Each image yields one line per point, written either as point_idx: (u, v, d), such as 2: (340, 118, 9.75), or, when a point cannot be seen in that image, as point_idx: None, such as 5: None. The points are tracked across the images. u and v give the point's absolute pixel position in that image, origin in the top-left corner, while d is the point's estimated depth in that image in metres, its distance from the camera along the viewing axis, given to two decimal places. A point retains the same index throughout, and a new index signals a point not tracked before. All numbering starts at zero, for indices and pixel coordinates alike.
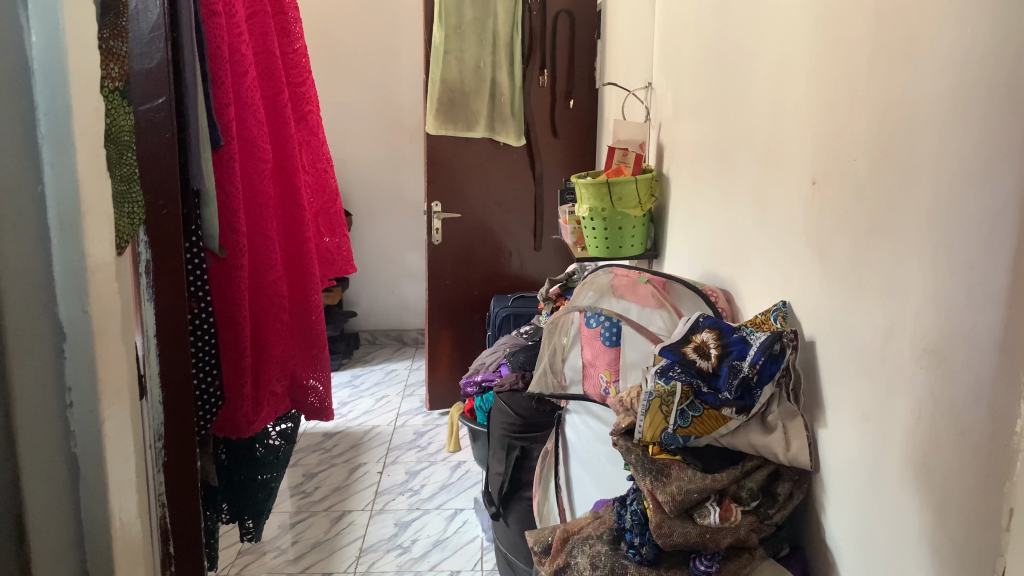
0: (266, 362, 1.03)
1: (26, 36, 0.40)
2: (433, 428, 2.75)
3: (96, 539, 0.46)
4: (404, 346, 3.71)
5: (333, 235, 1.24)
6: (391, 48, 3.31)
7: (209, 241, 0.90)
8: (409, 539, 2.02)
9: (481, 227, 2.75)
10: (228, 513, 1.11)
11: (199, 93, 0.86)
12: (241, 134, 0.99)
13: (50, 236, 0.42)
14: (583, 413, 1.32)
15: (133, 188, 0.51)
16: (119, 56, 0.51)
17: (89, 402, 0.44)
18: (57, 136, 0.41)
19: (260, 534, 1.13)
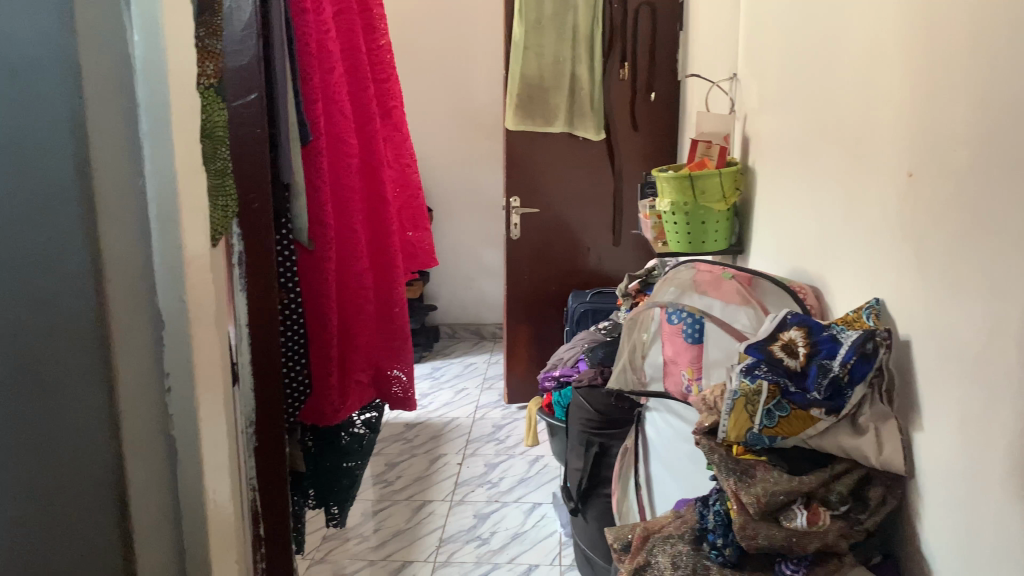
0: (351, 351, 1.06)
1: (128, 35, 0.41)
2: (512, 421, 2.76)
3: (192, 520, 0.47)
4: (482, 340, 3.73)
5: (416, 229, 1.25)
6: (471, 44, 3.34)
7: (299, 234, 0.92)
8: (487, 530, 2.03)
9: (560, 222, 2.74)
10: (314, 498, 1.13)
11: (288, 90, 0.88)
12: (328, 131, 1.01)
13: (148, 228, 0.43)
14: (663, 410, 1.31)
15: (227, 182, 0.53)
16: (214, 54, 0.53)
17: (186, 387, 0.45)
18: (157, 131, 0.42)
19: (344, 520, 1.15)
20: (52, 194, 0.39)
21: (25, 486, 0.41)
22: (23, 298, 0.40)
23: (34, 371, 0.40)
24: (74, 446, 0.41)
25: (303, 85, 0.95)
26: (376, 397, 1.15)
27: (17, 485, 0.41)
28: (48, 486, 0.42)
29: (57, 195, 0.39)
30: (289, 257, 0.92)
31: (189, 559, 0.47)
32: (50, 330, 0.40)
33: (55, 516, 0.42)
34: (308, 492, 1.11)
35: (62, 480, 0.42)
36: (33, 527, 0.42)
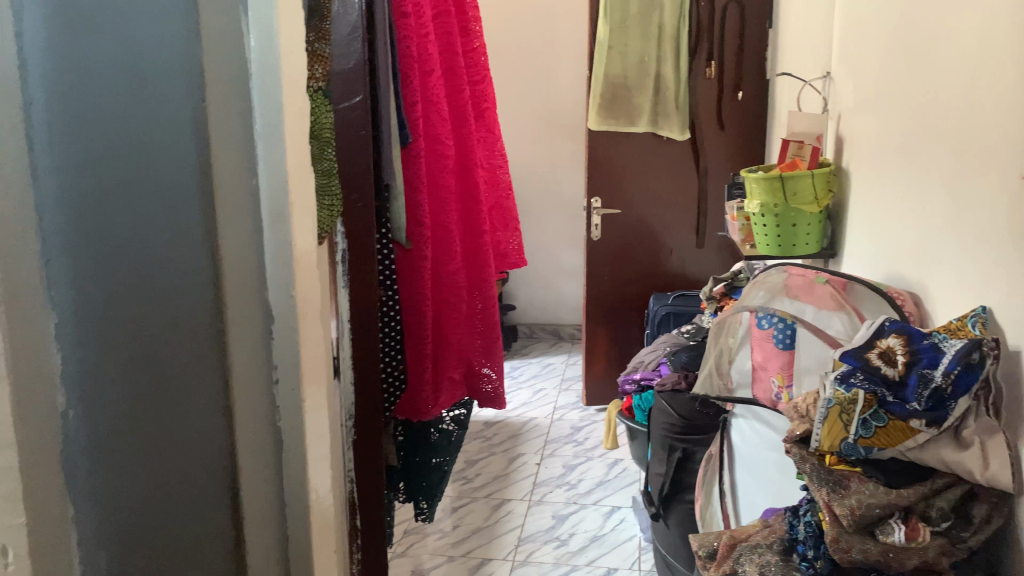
0: (443, 349, 1.06)
1: (246, 40, 0.42)
2: (590, 423, 2.75)
3: (296, 507, 0.48)
4: (560, 340, 3.72)
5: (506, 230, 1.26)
6: (554, 44, 3.34)
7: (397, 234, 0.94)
8: (566, 532, 2.03)
9: (642, 224, 2.72)
10: (404, 493, 1.16)
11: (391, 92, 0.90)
12: (427, 133, 1.02)
13: (261, 224, 0.44)
14: (750, 417, 1.28)
15: (333, 183, 0.56)
16: (323, 57, 0.55)
17: (293, 380, 0.46)
18: (271, 133, 0.43)
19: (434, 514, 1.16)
20: (174, 194, 0.41)
21: (139, 471, 0.43)
22: (142, 292, 0.42)
23: (152, 361, 0.42)
24: (188, 432, 0.44)
25: (403, 86, 0.97)
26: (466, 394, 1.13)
27: (131, 470, 0.43)
28: (162, 471, 0.44)
29: (179, 195, 0.41)
30: (388, 255, 0.95)
31: (292, 544, 0.49)
32: (168, 323, 0.42)
33: (168, 498, 0.44)
34: (399, 485, 1.13)
35: (174, 466, 0.44)
36: (146, 509, 0.44)
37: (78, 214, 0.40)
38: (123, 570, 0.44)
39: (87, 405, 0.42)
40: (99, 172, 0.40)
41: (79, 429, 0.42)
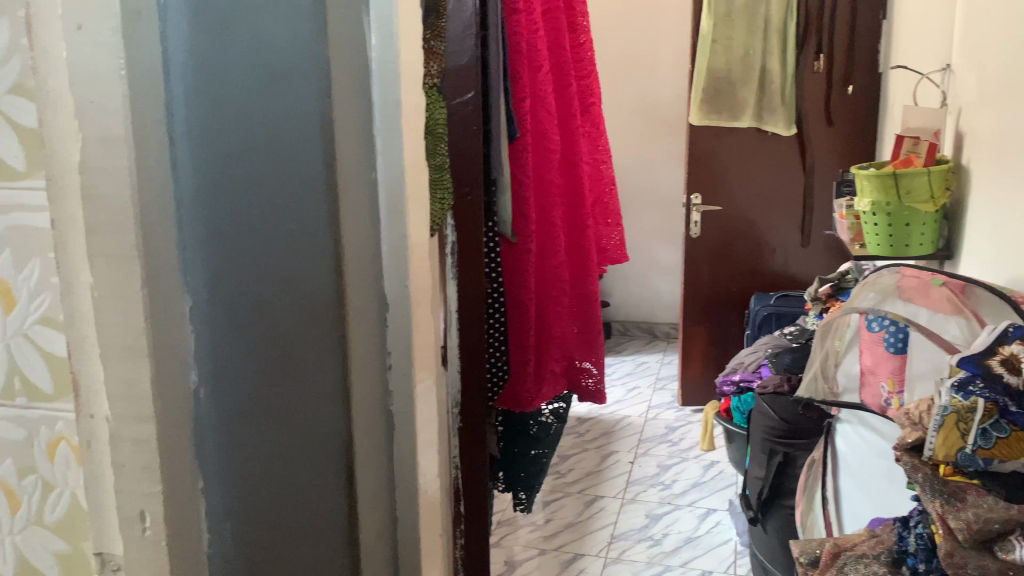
0: (546, 342, 1.05)
1: (367, 40, 0.45)
2: (685, 424, 2.71)
3: (404, 490, 0.50)
4: (655, 339, 3.66)
5: (608, 224, 1.25)
6: (656, 39, 3.31)
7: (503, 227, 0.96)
8: (659, 532, 2.01)
9: (743, 221, 2.65)
10: (503, 482, 1.16)
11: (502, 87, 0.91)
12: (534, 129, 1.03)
13: (379, 218, 0.47)
14: (857, 424, 1.24)
15: (444, 176, 0.58)
16: (438, 54, 0.58)
17: (405, 365, 0.49)
18: (389, 131, 0.46)
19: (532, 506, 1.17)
20: (300, 183, 0.42)
21: (262, 451, 0.44)
22: (268, 278, 0.43)
23: (275, 346, 0.43)
24: (307, 417, 0.44)
25: (512, 82, 0.98)
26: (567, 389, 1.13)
27: (256, 451, 0.44)
28: (282, 453, 0.45)
29: (305, 184, 0.42)
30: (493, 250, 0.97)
31: (400, 525, 0.51)
32: (292, 307, 0.43)
33: (288, 481, 0.45)
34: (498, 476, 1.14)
35: (294, 450, 0.45)
36: (268, 489, 0.45)
37: (213, 203, 0.42)
38: (246, 549, 0.45)
39: (216, 383, 0.44)
40: (230, 160, 0.42)
41: (209, 406, 0.44)
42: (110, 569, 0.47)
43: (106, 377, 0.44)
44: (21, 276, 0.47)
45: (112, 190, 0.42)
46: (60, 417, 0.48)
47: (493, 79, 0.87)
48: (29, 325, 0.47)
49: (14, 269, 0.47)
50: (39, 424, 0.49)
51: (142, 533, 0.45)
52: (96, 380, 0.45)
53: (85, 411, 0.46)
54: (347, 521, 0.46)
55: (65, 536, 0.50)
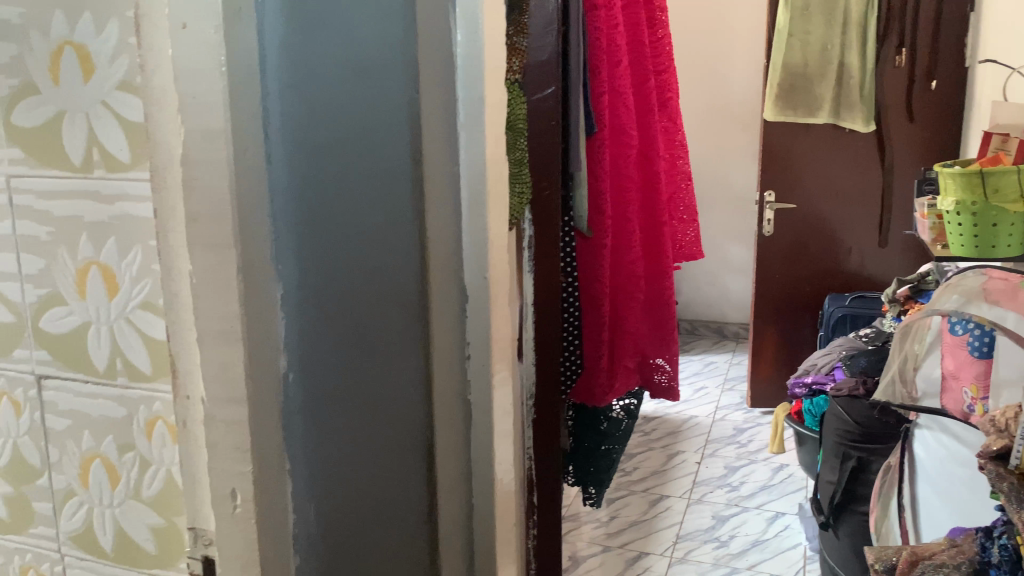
0: (620, 336, 1.05)
1: (453, 36, 0.46)
2: (754, 426, 2.66)
3: (480, 478, 0.51)
4: (723, 339, 3.60)
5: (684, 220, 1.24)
6: (730, 33, 3.25)
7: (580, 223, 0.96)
8: (726, 534, 1.98)
9: (818, 220, 2.59)
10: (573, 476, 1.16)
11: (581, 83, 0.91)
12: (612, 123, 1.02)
13: (461, 207, 0.48)
14: (935, 429, 1.21)
15: (523, 171, 0.59)
16: (519, 50, 0.58)
17: (483, 355, 0.50)
18: (473, 124, 0.47)
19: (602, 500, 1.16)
20: (388, 174, 0.43)
21: (347, 434, 0.46)
22: (355, 266, 0.44)
23: (360, 332, 0.45)
24: (390, 402, 0.46)
25: (591, 77, 0.97)
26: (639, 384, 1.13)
27: (341, 433, 0.46)
28: (364, 437, 0.46)
29: (392, 175, 0.43)
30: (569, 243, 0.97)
31: (476, 514, 0.52)
32: (378, 294, 0.45)
33: (371, 463, 0.46)
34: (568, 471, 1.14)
35: (376, 432, 0.46)
36: (351, 470, 0.46)
37: (305, 194, 0.44)
38: (331, 527, 0.47)
39: (304, 368, 0.46)
40: (322, 155, 0.43)
41: (297, 390, 0.46)
42: (202, 544, 0.50)
43: (203, 359, 0.46)
44: (124, 262, 0.49)
45: (211, 183, 0.44)
46: (158, 397, 0.51)
47: (574, 72, 0.87)
48: (131, 308, 0.50)
49: (119, 257, 0.50)
50: (139, 403, 0.51)
51: (233, 510, 0.47)
52: (194, 364, 0.47)
53: (180, 392, 0.48)
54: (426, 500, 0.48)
55: (161, 511, 0.52)
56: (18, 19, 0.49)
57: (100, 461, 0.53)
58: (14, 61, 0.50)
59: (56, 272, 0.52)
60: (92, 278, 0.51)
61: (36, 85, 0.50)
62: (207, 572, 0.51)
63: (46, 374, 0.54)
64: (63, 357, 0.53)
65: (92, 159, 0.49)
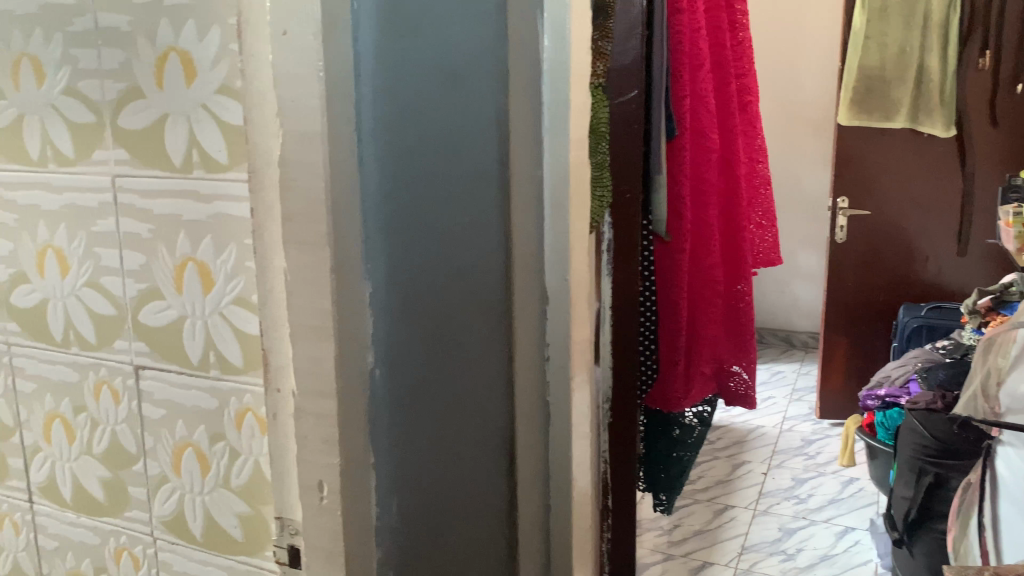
0: (697, 342, 1.04)
1: (541, 43, 0.47)
2: (823, 438, 2.59)
3: (558, 476, 0.53)
4: (791, 348, 3.52)
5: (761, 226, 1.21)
6: (803, 36, 3.18)
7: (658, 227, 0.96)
8: (793, 547, 1.94)
9: (893, 228, 2.51)
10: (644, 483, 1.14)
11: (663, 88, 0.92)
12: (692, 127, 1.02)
13: (543, 214, 0.49)
14: (1017, 445, 1.15)
15: (604, 175, 0.58)
16: (605, 55, 0.58)
17: (562, 356, 0.51)
18: (557, 129, 0.48)
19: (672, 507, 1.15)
20: (477, 179, 0.45)
21: (430, 432, 0.47)
22: (443, 268, 0.46)
23: (445, 333, 0.46)
24: (474, 402, 0.47)
25: (672, 81, 0.97)
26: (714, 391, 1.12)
27: (424, 431, 0.47)
28: (446, 435, 0.47)
29: (482, 179, 0.45)
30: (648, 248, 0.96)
31: (553, 510, 0.53)
32: (464, 298, 0.46)
33: (454, 461, 0.48)
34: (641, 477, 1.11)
35: (458, 431, 0.47)
36: (432, 468, 0.48)
37: (395, 197, 0.45)
38: (411, 522, 0.48)
39: (391, 365, 0.47)
40: (412, 159, 0.44)
41: (383, 386, 0.47)
42: (288, 533, 0.51)
43: (296, 355, 0.47)
44: (220, 259, 0.52)
45: (307, 183, 0.45)
46: (248, 390, 0.53)
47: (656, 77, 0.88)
48: (225, 304, 0.52)
49: (215, 254, 0.52)
50: (230, 395, 0.53)
51: (319, 501, 0.48)
52: (286, 357, 0.48)
53: (272, 386, 0.49)
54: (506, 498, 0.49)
55: (248, 499, 0.54)
56: (126, 27, 0.52)
57: (192, 450, 0.56)
58: (123, 68, 0.53)
59: (155, 268, 0.54)
60: (188, 275, 0.53)
61: (142, 90, 0.52)
62: (293, 561, 0.52)
63: (143, 365, 0.57)
64: (161, 349, 0.55)
65: (191, 160, 0.51)
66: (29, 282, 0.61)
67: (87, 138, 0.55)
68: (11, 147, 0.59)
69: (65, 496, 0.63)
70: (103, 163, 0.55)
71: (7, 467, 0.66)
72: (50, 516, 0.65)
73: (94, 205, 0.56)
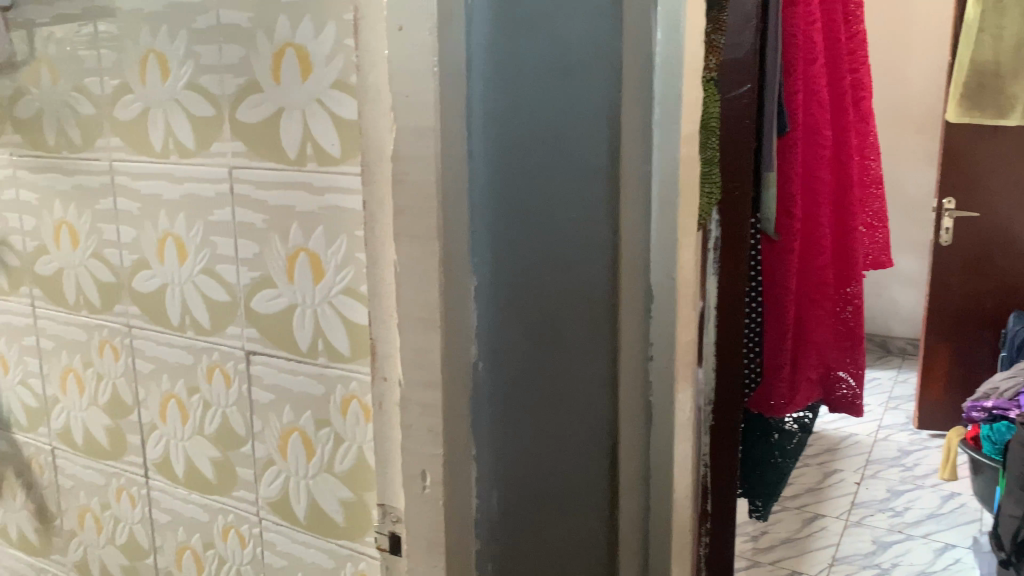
0: (805, 345, 1.01)
1: (653, 36, 0.45)
2: (921, 449, 2.48)
3: (658, 480, 0.51)
4: (888, 354, 3.38)
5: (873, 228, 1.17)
6: (908, 28, 3.05)
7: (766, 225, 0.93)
8: (889, 561, 1.86)
9: (1004, 232, 2.38)
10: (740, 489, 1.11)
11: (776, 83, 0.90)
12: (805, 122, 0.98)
13: (651, 208, 0.47)
14: None
15: (713, 171, 0.57)
16: (717, 48, 0.57)
17: (666, 358, 0.49)
18: (667, 123, 0.46)
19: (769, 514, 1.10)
20: (586, 173, 0.44)
21: (533, 426, 0.47)
22: (547, 262, 0.45)
23: (548, 327, 0.46)
24: (575, 397, 0.47)
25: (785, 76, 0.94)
26: (821, 398, 1.08)
27: (523, 425, 0.47)
28: (546, 431, 0.47)
29: (590, 173, 0.44)
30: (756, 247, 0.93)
31: (652, 513, 0.51)
32: (566, 291, 0.46)
33: (556, 457, 0.47)
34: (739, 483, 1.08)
35: (559, 425, 0.47)
36: (528, 460, 0.48)
37: (500, 191, 0.45)
38: (510, 513, 0.48)
39: (495, 358, 0.47)
40: (521, 155, 0.44)
41: (486, 378, 0.47)
42: (390, 520, 0.53)
43: (401, 345, 0.49)
44: (330, 249, 0.53)
45: (418, 177, 0.46)
46: (354, 377, 0.54)
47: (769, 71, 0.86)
48: (335, 294, 0.53)
49: (326, 245, 0.53)
50: (337, 382, 0.55)
51: (422, 490, 0.50)
52: (393, 347, 0.50)
53: (379, 374, 0.51)
54: (608, 496, 0.48)
55: (350, 485, 0.56)
56: (247, 24, 0.54)
57: (298, 434, 0.57)
58: (242, 63, 0.55)
59: (268, 258, 0.56)
60: (300, 265, 0.55)
61: (259, 85, 0.54)
62: (393, 548, 0.53)
63: (254, 350, 0.59)
64: (271, 336, 0.57)
65: (306, 154, 0.53)
66: (149, 267, 0.64)
67: (207, 131, 0.58)
68: (137, 139, 0.62)
69: (178, 473, 0.66)
70: (222, 154, 0.57)
71: (126, 443, 0.70)
72: (164, 491, 0.68)
73: (212, 195, 0.58)
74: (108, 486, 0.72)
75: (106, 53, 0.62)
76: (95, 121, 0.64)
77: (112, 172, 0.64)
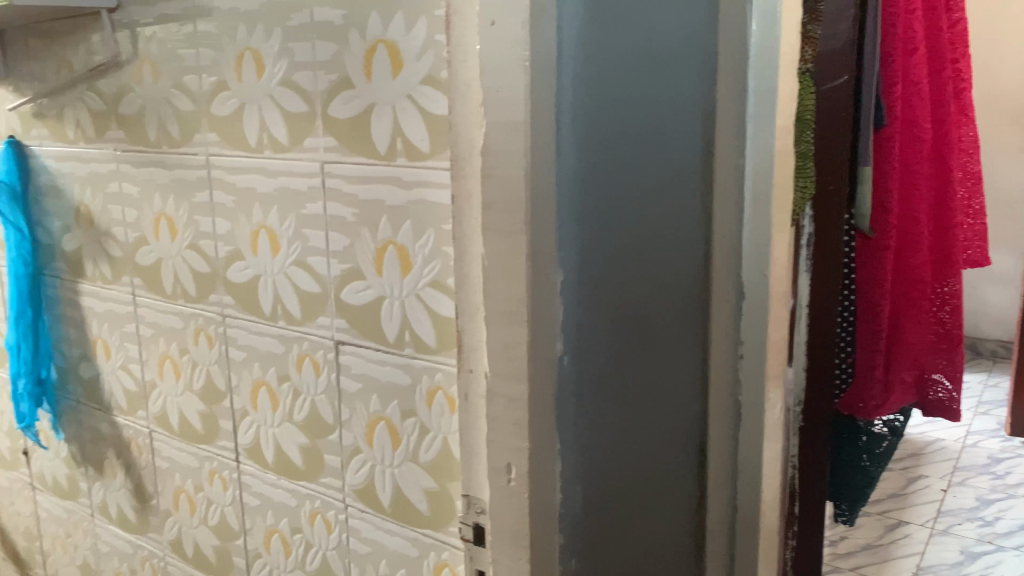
0: (897, 346, 0.98)
1: (748, 28, 0.44)
2: (1014, 456, 2.37)
3: (745, 483, 0.49)
4: (978, 357, 3.24)
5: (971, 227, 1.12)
6: (1005, 16, 2.90)
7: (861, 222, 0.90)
8: (978, 572, 1.78)
9: None
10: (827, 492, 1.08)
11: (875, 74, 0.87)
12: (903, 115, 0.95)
13: (744, 204, 0.46)
14: None
15: (808, 165, 0.56)
16: (814, 38, 0.55)
17: (757, 358, 0.48)
18: (761, 117, 0.45)
19: (854, 519, 1.08)
20: (677, 169, 0.44)
21: (620, 423, 0.47)
22: (635, 257, 0.45)
23: (637, 323, 0.46)
24: (661, 394, 0.47)
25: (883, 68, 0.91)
26: (914, 400, 1.02)
27: (609, 423, 0.47)
28: (631, 428, 0.47)
29: (683, 170, 0.44)
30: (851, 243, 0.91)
31: (740, 516, 0.50)
32: (654, 287, 0.45)
33: (643, 454, 0.47)
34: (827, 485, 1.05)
35: (645, 422, 0.47)
36: (613, 457, 0.47)
37: (589, 189, 0.44)
38: (594, 511, 0.48)
39: (581, 354, 0.46)
40: (611, 152, 0.44)
41: (571, 375, 0.46)
42: (475, 511, 0.53)
43: (489, 337, 0.49)
44: (419, 243, 0.54)
45: (507, 171, 0.46)
46: (440, 369, 0.54)
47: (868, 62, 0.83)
48: (422, 287, 0.54)
49: (414, 238, 0.54)
50: (422, 373, 0.56)
51: (507, 483, 0.50)
52: (479, 340, 0.50)
53: (465, 366, 0.52)
54: (697, 493, 0.49)
55: (435, 475, 0.56)
56: (340, 21, 0.55)
57: (384, 424, 0.59)
58: (334, 59, 0.56)
59: (358, 250, 0.57)
60: (388, 257, 0.56)
61: (351, 81, 0.55)
62: (476, 539, 0.54)
63: (343, 340, 0.60)
64: (360, 326, 0.59)
65: (395, 149, 0.54)
66: (243, 258, 0.66)
67: (301, 127, 0.59)
68: (233, 134, 0.64)
69: (267, 458, 0.68)
70: (314, 149, 0.59)
71: (219, 429, 0.72)
72: (254, 475, 0.70)
73: (305, 189, 0.60)
74: (202, 469, 0.75)
75: (204, 52, 0.64)
76: (193, 117, 0.67)
77: (209, 166, 0.67)
